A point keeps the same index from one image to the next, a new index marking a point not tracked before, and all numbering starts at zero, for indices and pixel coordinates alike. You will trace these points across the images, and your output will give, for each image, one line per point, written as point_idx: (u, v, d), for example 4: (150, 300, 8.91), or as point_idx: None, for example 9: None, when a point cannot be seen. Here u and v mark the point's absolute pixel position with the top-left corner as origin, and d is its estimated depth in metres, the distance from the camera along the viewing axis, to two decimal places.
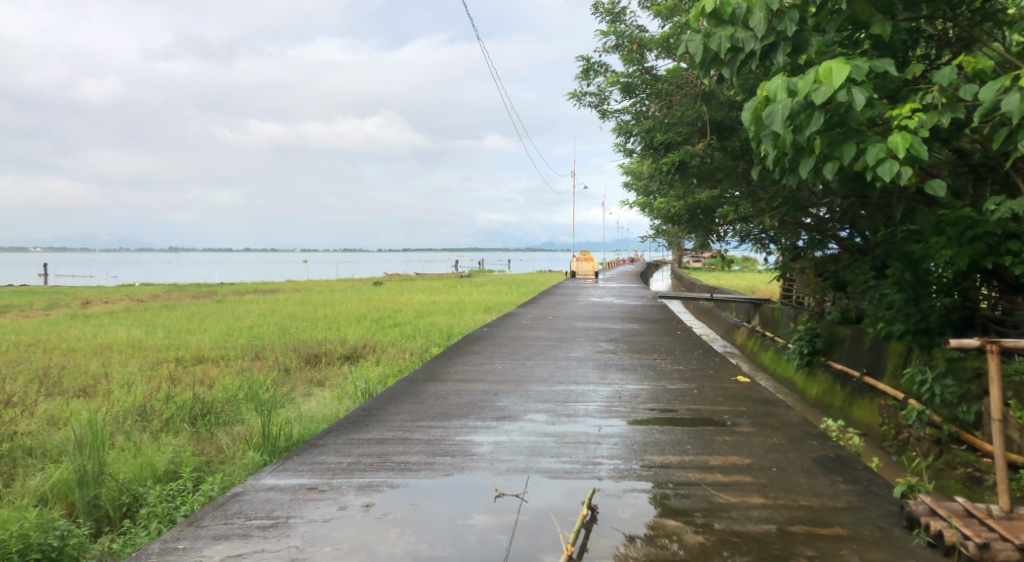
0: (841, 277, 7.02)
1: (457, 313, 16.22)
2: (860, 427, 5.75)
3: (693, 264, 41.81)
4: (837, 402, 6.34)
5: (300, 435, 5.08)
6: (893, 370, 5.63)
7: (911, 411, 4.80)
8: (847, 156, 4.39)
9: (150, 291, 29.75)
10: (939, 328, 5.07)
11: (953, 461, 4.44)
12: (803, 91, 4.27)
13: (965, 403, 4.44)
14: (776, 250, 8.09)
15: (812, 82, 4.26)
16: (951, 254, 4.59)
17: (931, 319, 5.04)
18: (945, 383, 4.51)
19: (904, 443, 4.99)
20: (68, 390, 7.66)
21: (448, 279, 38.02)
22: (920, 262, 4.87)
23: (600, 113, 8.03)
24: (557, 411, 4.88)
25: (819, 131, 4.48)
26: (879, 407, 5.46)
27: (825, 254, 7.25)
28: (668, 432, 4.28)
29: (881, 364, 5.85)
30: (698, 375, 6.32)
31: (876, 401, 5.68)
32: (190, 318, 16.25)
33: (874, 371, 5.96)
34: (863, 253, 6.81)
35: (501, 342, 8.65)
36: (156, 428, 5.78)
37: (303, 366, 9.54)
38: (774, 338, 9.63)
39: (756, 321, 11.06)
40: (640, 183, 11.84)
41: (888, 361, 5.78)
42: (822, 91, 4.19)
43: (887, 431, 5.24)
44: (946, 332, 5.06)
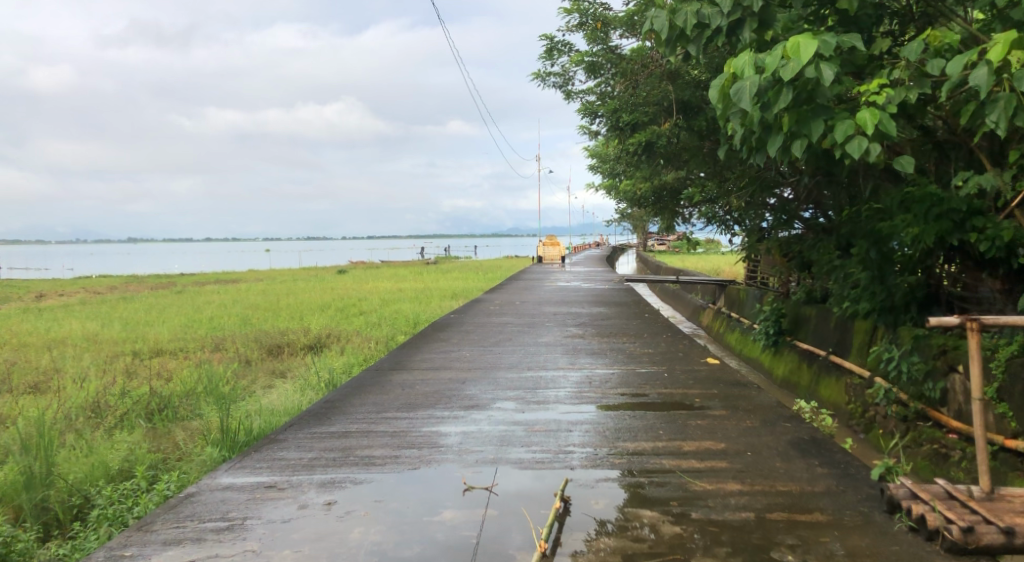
0: (806, 257, 6.99)
1: (423, 299, 16.04)
2: (827, 406, 5.74)
3: (658, 247, 42.06)
4: (804, 381, 6.32)
5: (261, 429, 4.88)
6: (858, 349, 5.62)
7: (878, 390, 4.78)
8: (815, 133, 4.32)
9: (107, 283, 28.97)
10: (904, 306, 5.06)
11: (921, 438, 4.41)
12: (770, 67, 4.18)
13: (932, 380, 4.42)
14: (742, 231, 8.05)
15: (779, 58, 4.16)
16: (917, 233, 4.46)
17: (896, 297, 5.02)
18: (912, 360, 4.48)
19: (871, 421, 4.97)
20: (18, 386, 7.35)
21: (414, 266, 37.73)
22: (885, 240, 4.83)
23: (565, 93, 7.89)
24: (526, 398, 4.76)
25: (787, 108, 4.40)
26: (847, 386, 5.44)
27: (790, 234, 7.22)
28: (640, 417, 4.19)
29: (847, 342, 5.84)
30: (668, 359, 6.26)
31: (842, 379, 5.67)
32: (148, 309, 15.83)
33: (840, 350, 5.95)
34: (828, 232, 6.78)
35: (469, 329, 8.52)
36: (110, 425, 5.54)
37: (266, 357, 9.30)
38: (740, 319, 9.64)
39: (721, 302, 11.09)
40: (605, 166, 11.78)
41: (853, 340, 5.76)
42: (790, 67, 4.09)
43: (854, 410, 5.22)
44: (911, 309, 5.05)
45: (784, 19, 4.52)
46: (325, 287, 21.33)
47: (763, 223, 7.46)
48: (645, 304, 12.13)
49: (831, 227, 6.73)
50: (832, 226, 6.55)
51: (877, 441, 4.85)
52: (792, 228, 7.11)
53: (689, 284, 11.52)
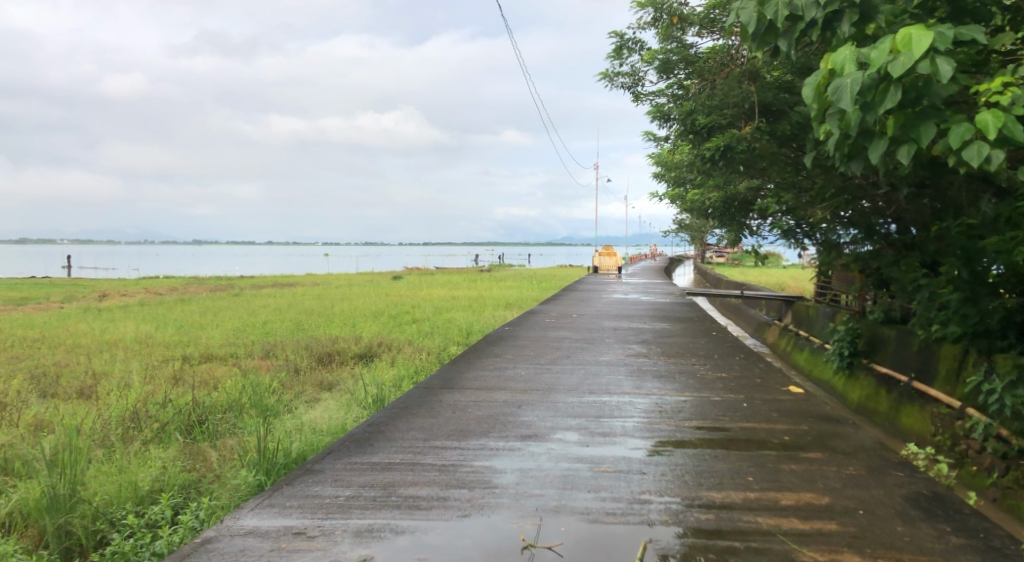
0: (885, 275, 6.32)
1: (477, 309, 15.62)
2: (910, 439, 5.00)
3: (718, 260, 41.13)
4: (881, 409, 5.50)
5: (301, 452, 4.51)
6: (945, 376, 4.92)
7: (975, 423, 3.95)
8: (925, 138, 3.69)
9: (169, 284, 29.56)
10: (1001, 332, 4.40)
11: None
12: (876, 62, 3.61)
13: None
14: (814, 245, 7.47)
15: (887, 52, 3.57)
16: None
17: (992, 323, 4.37)
18: (1015, 392, 3.67)
19: (961, 458, 4.11)
20: (64, 391, 7.20)
21: (467, 273, 37.60)
22: (981, 259, 4.23)
23: (633, 95, 7.39)
24: (590, 429, 4.27)
25: (893, 109, 3.81)
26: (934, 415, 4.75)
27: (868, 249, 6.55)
28: (722, 459, 3.66)
29: (932, 368, 5.14)
30: (744, 386, 5.68)
31: (928, 409, 4.94)
32: (203, 312, 15.88)
33: (925, 376, 5.16)
34: (911, 249, 6.14)
35: (524, 344, 8.06)
36: (146, 439, 5.27)
37: (315, 366, 9.03)
38: (809, 338, 8.93)
39: (789, 319, 10.36)
40: (672, 174, 11.22)
41: (939, 367, 5.05)
42: (900, 63, 3.50)
43: (941, 443, 4.33)
44: (1009, 336, 4.38)
45: (888, 11, 3.92)
46: (379, 293, 21.16)
47: (839, 237, 6.82)
48: (708, 321, 11.46)
49: (916, 244, 6.08)
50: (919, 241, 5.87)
51: (971, 480, 4.07)
52: (868, 243, 6.51)
53: (753, 299, 10.83)
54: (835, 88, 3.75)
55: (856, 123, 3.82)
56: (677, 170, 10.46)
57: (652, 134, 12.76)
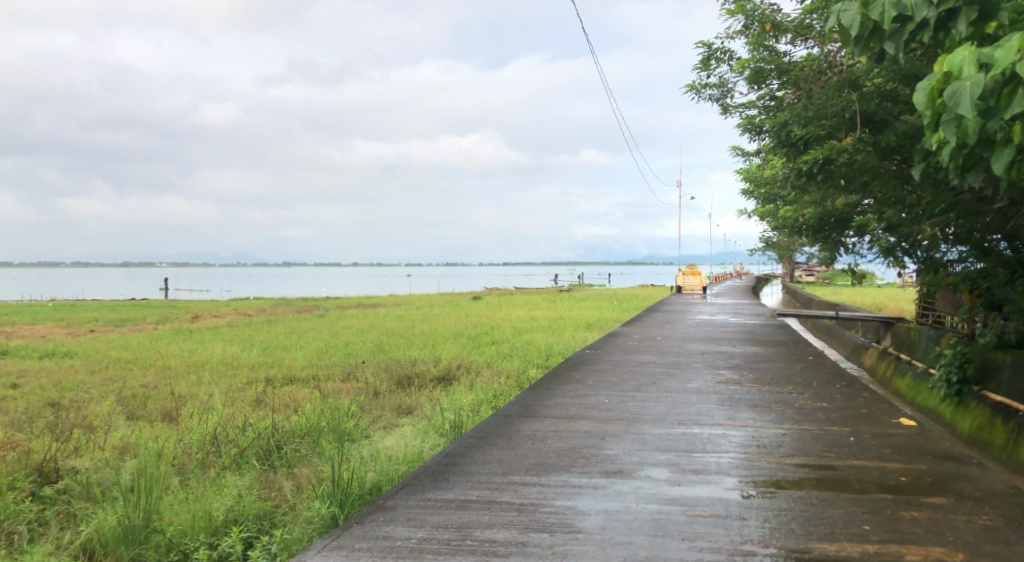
0: (998, 296, 5.71)
1: (557, 330, 15.37)
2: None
3: (806, 278, 39.70)
4: (995, 442, 4.87)
5: (375, 482, 4.36)
6: None
7: None
8: None
9: (258, 306, 30.58)
10: None
11: None
12: (1002, 62, 3.09)
13: None
14: (916, 264, 6.88)
15: (1015, 50, 3.07)
16: None
17: None
18: None
19: None
20: (152, 414, 7.36)
21: (547, 294, 37.46)
22: None
23: (721, 107, 7.04)
24: (680, 465, 3.95)
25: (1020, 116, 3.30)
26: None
27: (978, 268, 5.95)
28: (832, 503, 3.28)
29: None
30: (849, 418, 5.21)
31: None
32: (288, 334, 16.24)
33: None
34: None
35: (606, 368, 7.76)
36: (223, 466, 5.25)
37: (394, 390, 8.97)
38: (911, 362, 8.26)
39: (887, 342, 9.67)
40: (762, 189, 10.76)
41: None
42: None
43: None
44: None
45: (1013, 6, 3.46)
46: (459, 314, 21.19)
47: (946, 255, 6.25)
48: (801, 344, 10.84)
49: None
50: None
51: None
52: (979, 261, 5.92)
53: (848, 321, 10.16)
54: (950, 95, 3.20)
55: (976, 132, 3.32)
56: (768, 187, 10.01)
57: (740, 150, 12.31)
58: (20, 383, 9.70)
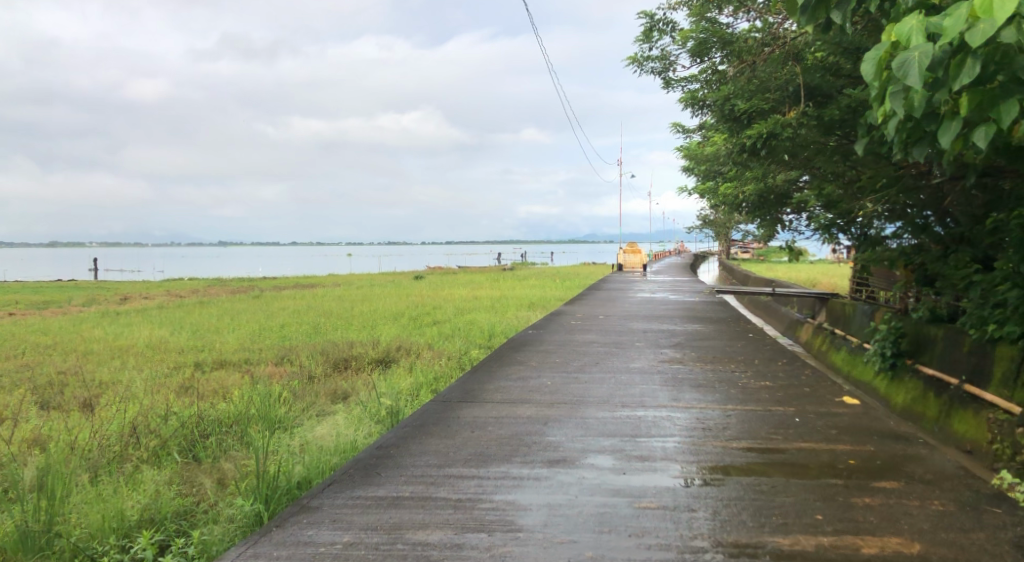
0: (930, 272, 5.70)
1: (499, 309, 15.15)
2: (959, 445, 4.41)
3: (743, 256, 40.53)
4: (929, 414, 4.86)
5: (304, 476, 4.08)
6: (1001, 378, 4.26)
7: None
8: (1007, 119, 2.96)
9: (191, 287, 29.53)
10: None
11: None
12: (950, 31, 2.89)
13: None
14: (851, 240, 6.86)
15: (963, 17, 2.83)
16: None
17: None
18: None
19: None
20: (67, 403, 6.86)
21: (490, 272, 37.29)
22: None
23: (663, 81, 6.88)
24: (625, 451, 3.79)
25: (966, 87, 3.11)
26: (988, 421, 4.16)
27: (912, 243, 5.93)
28: (783, 490, 3.15)
29: (986, 369, 4.44)
30: (793, 397, 5.14)
31: (981, 413, 4.34)
32: (222, 315, 15.62)
33: (977, 378, 4.51)
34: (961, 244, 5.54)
35: (548, 349, 7.59)
36: (140, 459, 4.88)
37: (330, 373, 8.63)
38: (846, 337, 8.33)
39: (823, 317, 9.76)
40: (703, 167, 10.72)
41: (994, 368, 4.37)
42: (977, 31, 2.75)
43: (1001, 452, 3.95)
44: None
45: None
46: (400, 293, 20.81)
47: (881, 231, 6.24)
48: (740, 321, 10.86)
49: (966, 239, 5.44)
50: (969, 234, 5.24)
51: None
52: (912, 237, 5.91)
53: (784, 297, 10.18)
54: (894, 67, 3.00)
55: (922, 103, 3.16)
56: (710, 163, 9.95)
57: (681, 127, 12.26)
58: None
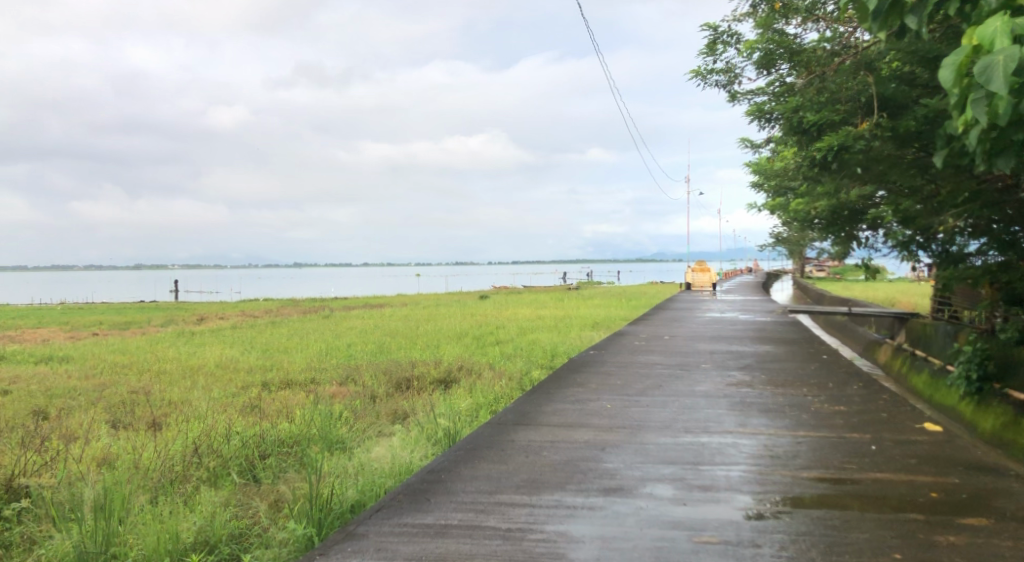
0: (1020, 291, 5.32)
1: (563, 329, 15.01)
2: None
3: (817, 274, 39.33)
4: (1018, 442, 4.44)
5: (357, 499, 4.03)
6: None
7: None
8: None
9: (264, 307, 30.35)
10: None
11: None
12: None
13: None
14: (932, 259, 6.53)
15: None
16: None
17: None
18: None
19: None
20: (138, 422, 7.04)
21: (556, 292, 37.18)
22: None
23: (729, 95, 6.70)
24: (687, 480, 3.60)
25: None
26: None
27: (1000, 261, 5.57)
28: (857, 525, 2.92)
29: None
30: (869, 423, 4.84)
31: None
32: (291, 335, 15.95)
33: None
34: None
35: (611, 370, 7.41)
36: (200, 479, 4.94)
37: (392, 393, 8.65)
38: (928, 359, 7.84)
39: (901, 338, 9.26)
40: (773, 183, 10.41)
41: None
42: None
43: None
44: None
45: None
46: (465, 313, 20.86)
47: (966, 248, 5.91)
48: (813, 341, 10.41)
49: None
50: None
51: None
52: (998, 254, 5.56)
53: (859, 317, 9.71)
54: (979, 70, 2.72)
55: (1009, 110, 2.89)
56: (780, 179, 9.64)
57: (750, 142, 11.96)
58: (11, 390, 9.43)
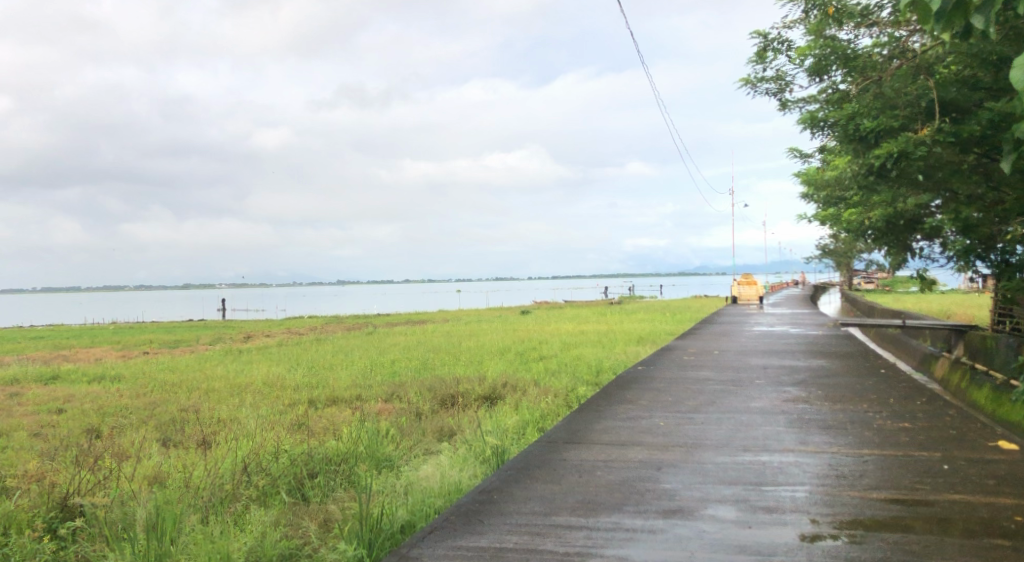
0: None
1: (607, 344, 14.82)
2: None
3: (866, 286, 38.40)
4: None
5: (407, 520, 3.95)
6: None
7: None
8: None
9: (308, 325, 30.68)
10: None
11: None
12: None
13: None
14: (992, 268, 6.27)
15: None
16: None
17: None
18: None
19: None
20: (188, 440, 7.09)
21: (598, 307, 36.93)
22: None
23: (779, 103, 6.54)
24: (749, 501, 3.45)
25: None
26: None
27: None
28: (939, 551, 2.74)
29: None
30: (938, 441, 4.61)
31: None
32: (335, 352, 16.05)
33: None
34: None
35: (660, 386, 7.25)
36: (250, 498, 4.92)
37: (437, 410, 8.60)
38: (988, 373, 7.47)
39: (959, 351, 8.88)
40: (824, 193, 10.16)
41: None
42: None
43: None
44: None
45: None
46: (508, 329, 20.79)
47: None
48: (868, 355, 10.08)
49: None
50: None
51: None
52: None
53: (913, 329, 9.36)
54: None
55: None
56: (832, 189, 9.40)
57: (798, 151, 11.73)
58: (66, 409, 9.62)
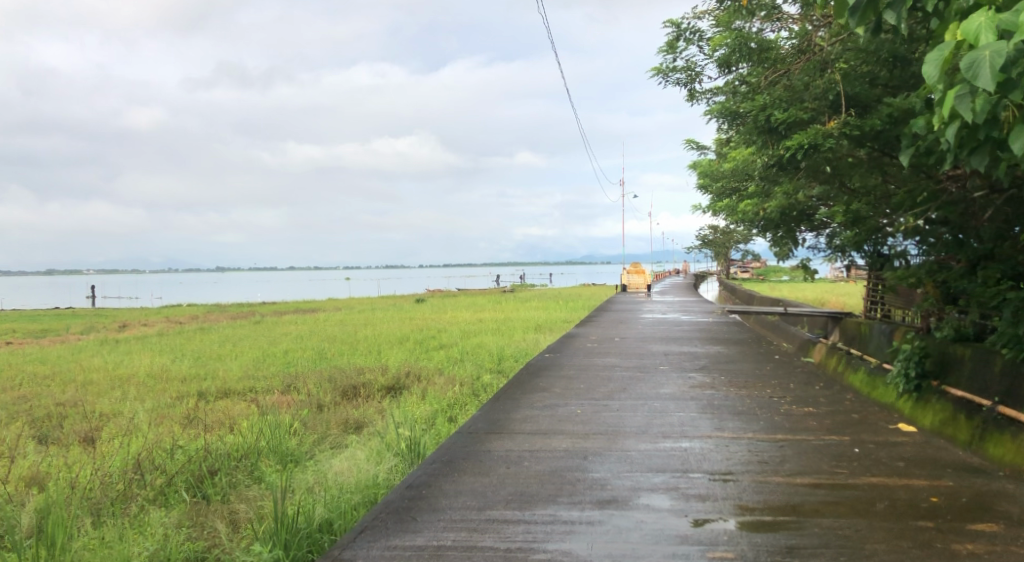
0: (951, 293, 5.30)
1: (506, 332, 14.82)
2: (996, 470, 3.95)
3: (744, 276, 40.38)
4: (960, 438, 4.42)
5: (326, 518, 3.72)
6: None
7: None
8: None
9: (190, 313, 29.15)
10: None
11: None
12: None
13: None
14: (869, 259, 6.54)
15: None
16: None
17: None
18: None
19: None
20: (66, 437, 6.49)
21: (491, 295, 37.04)
22: None
23: (687, 93, 6.64)
24: (682, 489, 3.46)
25: None
26: None
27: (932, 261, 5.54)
28: (871, 535, 2.83)
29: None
30: (844, 425, 4.82)
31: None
32: (223, 342, 15.26)
33: (1012, 400, 4.11)
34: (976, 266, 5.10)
35: (571, 374, 7.27)
36: (146, 498, 4.53)
37: (339, 401, 8.29)
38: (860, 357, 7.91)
39: (834, 337, 9.38)
40: (719, 184, 10.52)
41: None
42: None
43: None
44: None
45: None
46: (405, 318, 20.45)
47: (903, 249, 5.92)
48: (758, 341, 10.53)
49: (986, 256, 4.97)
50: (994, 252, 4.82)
51: None
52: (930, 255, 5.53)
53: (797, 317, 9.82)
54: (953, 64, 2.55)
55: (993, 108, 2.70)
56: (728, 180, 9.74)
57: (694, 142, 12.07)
58: None
